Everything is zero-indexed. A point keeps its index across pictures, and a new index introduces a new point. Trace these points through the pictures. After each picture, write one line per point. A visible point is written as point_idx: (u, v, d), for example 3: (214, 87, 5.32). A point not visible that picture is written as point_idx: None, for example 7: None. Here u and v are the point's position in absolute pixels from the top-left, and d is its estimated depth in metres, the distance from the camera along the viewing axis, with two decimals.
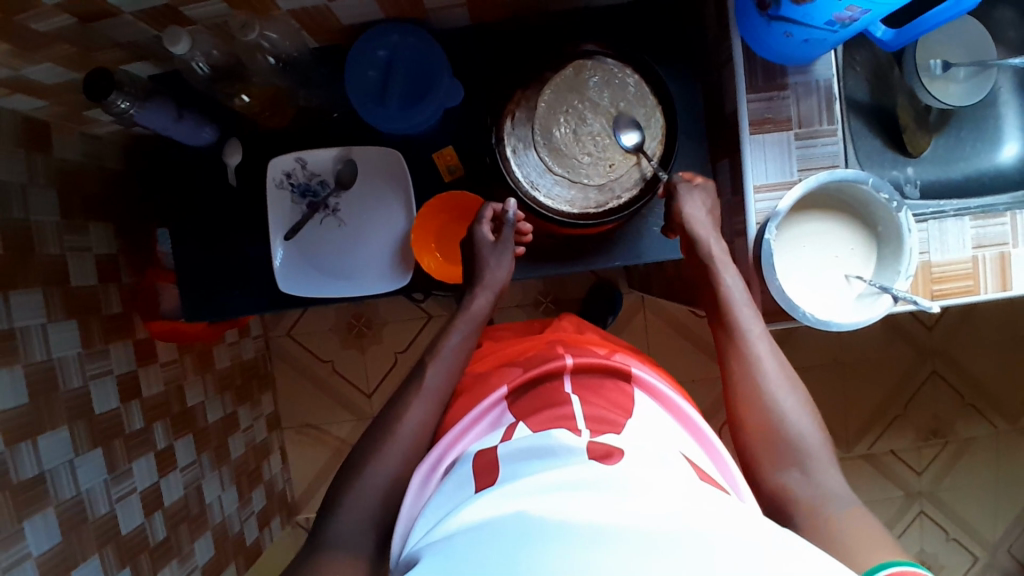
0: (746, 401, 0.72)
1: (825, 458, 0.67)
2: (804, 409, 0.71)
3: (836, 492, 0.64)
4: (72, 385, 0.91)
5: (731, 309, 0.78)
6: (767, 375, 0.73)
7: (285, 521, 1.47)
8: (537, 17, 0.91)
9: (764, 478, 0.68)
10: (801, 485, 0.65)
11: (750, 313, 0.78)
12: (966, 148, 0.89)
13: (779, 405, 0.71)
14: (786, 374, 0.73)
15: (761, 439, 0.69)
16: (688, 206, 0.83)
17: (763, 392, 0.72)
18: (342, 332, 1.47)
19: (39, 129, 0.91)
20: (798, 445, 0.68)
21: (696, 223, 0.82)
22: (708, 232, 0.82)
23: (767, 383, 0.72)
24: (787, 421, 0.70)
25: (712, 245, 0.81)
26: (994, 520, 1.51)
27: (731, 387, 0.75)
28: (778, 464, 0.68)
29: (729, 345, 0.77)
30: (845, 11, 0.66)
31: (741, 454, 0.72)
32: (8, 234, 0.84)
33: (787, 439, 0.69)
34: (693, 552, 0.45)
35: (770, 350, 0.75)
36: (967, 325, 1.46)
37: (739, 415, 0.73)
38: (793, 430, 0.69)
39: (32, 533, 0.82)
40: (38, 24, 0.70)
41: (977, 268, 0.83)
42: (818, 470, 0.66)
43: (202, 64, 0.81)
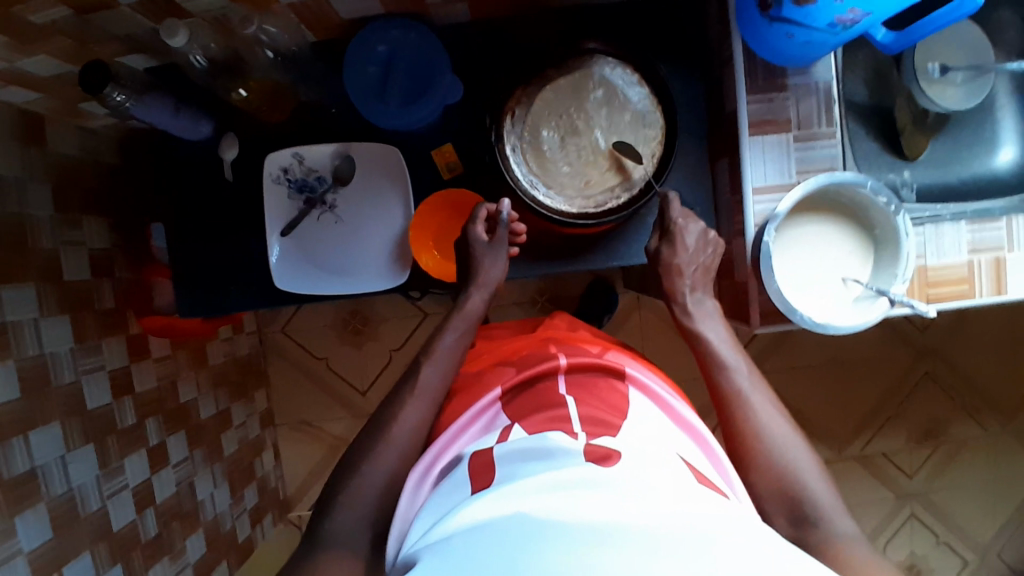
0: (748, 454, 0.72)
1: (835, 503, 0.67)
2: (805, 454, 0.71)
3: (850, 537, 0.64)
4: (65, 380, 0.90)
5: (722, 369, 0.79)
6: (765, 426, 0.73)
7: (278, 518, 1.46)
8: (539, 14, 0.91)
9: (780, 533, 0.67)
10: (814, 537, 0.65)
11: (741, 369, 0.79)
12: (964, 152, 0.89)
13: (782, 456, 0.70)
14: (784, 423, 0.74)
15: (771, 492, 0.69)
16: (680, 236, 0.85)
17: (761, 440, 0.72)
18: (338, 329, 1.47)
19: (32, 121, 0.90)
20: (806, 492, 0.68)
21: (683, 274, 0.85)
22: (693, 281, 0.86)
23: (766, 435, 0.72)
24: (792, 469, 0.69)
25: (692, 298, 0.85)
26: (983, 522, 1.52)
27: (731, 444, 0.74)
28: (791, 516, 0.67)
29: (723, 400, 0.77)
30: (847, 14, 0.66)
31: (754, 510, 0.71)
32: (1, 227, 0.83)
33: (793, 486, 0.68)
34: (692, 552, 0.45)
35: (765, 403, 0.75)
36: (961, 328, 1.47)
37: (741, 466, 0.72)
38: (798, 478, 0.69)
39: (22, 529, 0.81)
40: (33, 15, 0.69)
41: (973, 272, 0.83)
42: (829, 518, 0.66)
43: (200, 58, 0.80)
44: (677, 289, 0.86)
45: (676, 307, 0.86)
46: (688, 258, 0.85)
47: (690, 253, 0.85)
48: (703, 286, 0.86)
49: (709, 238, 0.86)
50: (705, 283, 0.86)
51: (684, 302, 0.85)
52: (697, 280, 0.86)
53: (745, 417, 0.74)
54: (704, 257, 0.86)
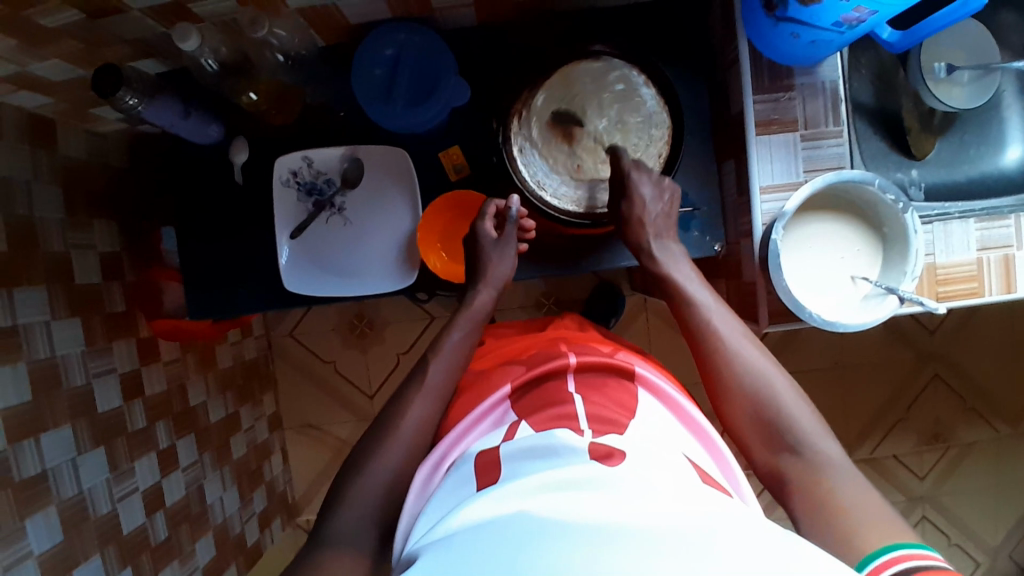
0: (724, 389, 0.72)
1: (814, 426, 0.68)
2: (783, 381, 0.71)
3: (832, 458, 0.65)
4: (74, 382, 0.91)
5: (692, 307, 0.78)
6: (739, 360, 0.73)
7: (285, 522, 1.46)
8: (544, 17, 0.92)
9: (761, 460, 0.69)
10: (795, 462, 0.66)
11: (710, 305, 0.78)
12: (970, 151, 0.89)
13: (758, 388, 0.70)
14: (759, 354, 0.73)
15: (750, 424, 0.70)
16: (636, 189, 0.81)
17: (736, 377, 0.72)
18: (344, 333, 1.47)
19: (43, 125, 0.90)
20: (784, 422, 0.68)
21: (646, 225, 0.82)
22: (657, 231, 0.83)
23: (741, 369, 0.72)
24: (769, 399, 0.70)
25: (657, 246, 0.83)
26: (995, 524, 1.51)
27: (707, 380, 0.74)
28: (773, 447, 0.68)
29: (696, 337, 0.76)
30: (852, 12, 0.67)
31: (738, 444, 0.72)
32: (12, 229, 0.84)
33: (772, 415, 0.69)
34: (698, 551, 0.45)
35: (737, 336, 0.75)
36: (968, 329, 1.47)
37: (722, 405, 0.73)
38: (775, 407, 0.69)
39: (33, 531, 0.81)
40: (46, 19, 0.70)
41: (982, 269, 0.83)
42: (809, 443, 0.66)
43: (212, 62, 0.82)
44: (641, 240, 0.83)
45: (643, 255, 0.84)
46: (649, 207, 0.82)
47: (650, 206, 0.82)
48: (667, 233, 0.84)
49: (663, 185, 0.83)
50: (668, 231, 0.84)
51: (650, 249, 0.83)
52: (660, 228, 0.84)
53: (719, 354, 0.74)
54: (663, 206, 0.83)
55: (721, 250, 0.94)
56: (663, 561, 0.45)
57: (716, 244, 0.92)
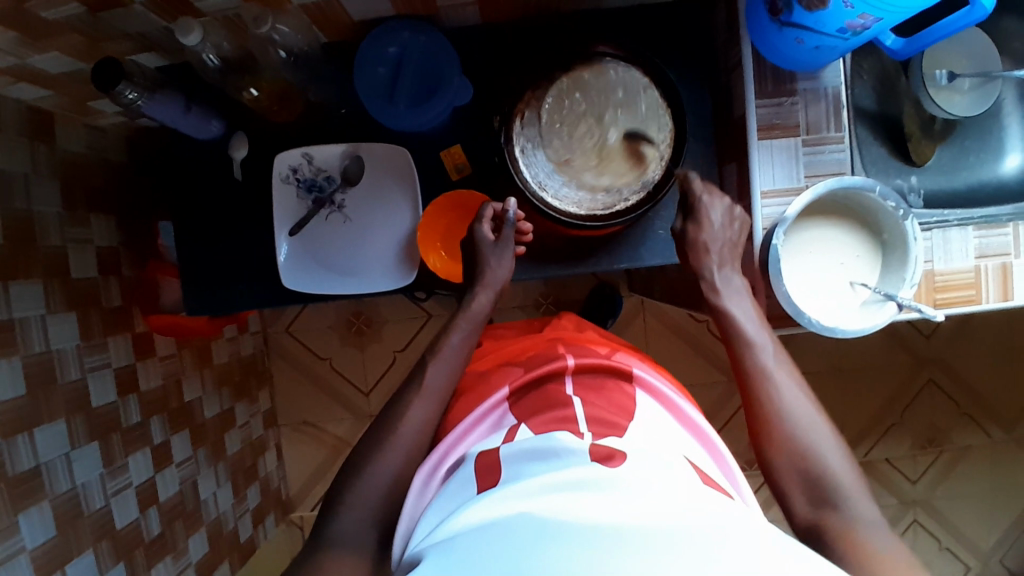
0: (768, 431, 0.72)
1: (857, 485, 0.66)
2: (829, 435, 0.70)
3: (872, 521, 0.63)
4: (69, 377, 0.90)
5: (748, 347, 0.78)
6: (789, 407, 0.72)
7: (280, 519, 1.46)
8: (548, 18, 0.92)
9: (799, 514, 0.67)
10: (833, 517, 0.64)
11: (766, 347, 0.77)
12: (970, 158, 0.89)
13: (803, 435, 0.70)
14: (809, 403, 0.73)
15: (791, 473, 0.69)
16: (705, 213, 0.83)
17: (783, 422, 0.71)
18: (341, 330, 1.47)
19: (41, 119, 0.90)
20: (826, 476, 0.67)
21: (709, 251, 0.82)
22: (720, 259, 0.82)
23: (789, 415, 0.72)
24: (811, 447, 0.69)
25: (719, 275, 0.82)
26: (985, 529, 1.52)
27: (752, 423, 0.74)
28: (811, 499, 0.67)
29: (747, 376, 0.76)
30: (857, 19, 0.67)
31: (773, 492, 0.70)
32: (9, 223, 0.83)
33: (814, 467, 0.68)
34: (698, 552, 0.45)
35: (789, 383, 0.74)
36: (963, 335, 1.47)
37: (764, 449, 0.72)
38: (819, 460, 0.68)
39: (26, 526, 0.80)
40: (47, 12, 0.69)
41: (980, 277, 0.83)
42: (850, 500, 0.65)
43: (213, 56, 0.81)
44: (703, 266, 0.82)
45: (702, 283, 0.82)
46: (714, 235, 0.82)
47: (715, 232, 0.83)
48: (730, 263, 0.83)
49: (735, 215, 0.83)
50: (732, 261, 0.83)
51: (711, 278, 0.82)
52: (724, 257, 0.83)
53: (769, 397, 0.73)
54: (729, 234, 0.83)
55: None
56: (665, 562, 0.44)
57: None
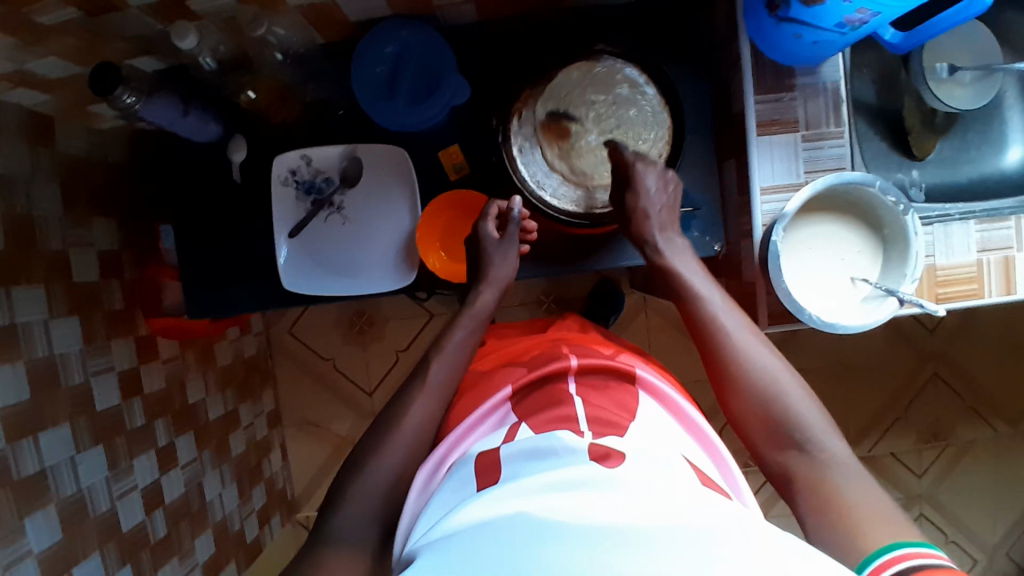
0: (728, 381, 0.72)
1: (822, 424, 0.67)
2: (789, 376, 0.71)
3: (837, 457, 0.65)
4: (73, 381, 0.90)
5: (697, 300, 0.76)
6: (745, 355, 0.72)
7: (285, 518, 1.46)
8: (545, 15, 0.91)
9: (767, 458, 0.68)
10: (801, 460, 0.66)
11: (716, 299, 0.76)
12: (972, 151, 0.88)
13: (762, 380, 0.70)
14: (764, 346, 0.73)
15: (756, 422, 0.69)
16: (641, 181, 0.81)
17: (740, 370, 0.71)
18: (344, 330, 1.47)
19: (40, 123, 0.90)
20: (790, 419, 0.68)
21: (649, 218, 0.81)
22: (660, 224, 0.82)
23: (746, 362, 0.71)
24: (772, 391, 0.69)
25: (662, 239, 0.82)
26: (992, 523, 1.51)
27: (714, 375, 0.74)
28: (779, 444, 0.68)
29: (699, 327, 0.75)
30: (855, 14, 0.67)
31: (743, 438, 0.72)
32: (9, 227, 0.84)
33: (778, 412, 0.69)
34: (697, 553, 0.45)
35: (741, 328, 0.74)
36: (968, 329, 1.47)
37: (728, 399, 0.72)
38: (781, 404, 0.69)
39: (33, 529, 0.81)
40: (43, 17, 0.69)
41: (982, 271, 0.83)
42: (815, 441, 0.66)
43: (210, 60, 0.82)
44: (645, 232, 0.82)
45: (646, 249, 0.82)
46: (650, 202, 0.81)
47: (653, 198, 0.81)
48: (671, 226, 0.83)
49: (668, 178, 0.82)
50: (672, 223, 0.83)
51: (654, 243, 0.81)
52: (662, 221, 0.83)
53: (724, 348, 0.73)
54: (665, 198, 0.82)
55: (722, 249, 0.94)
56: (662, 563, 0.44)
57: (716, 244, 0.92)
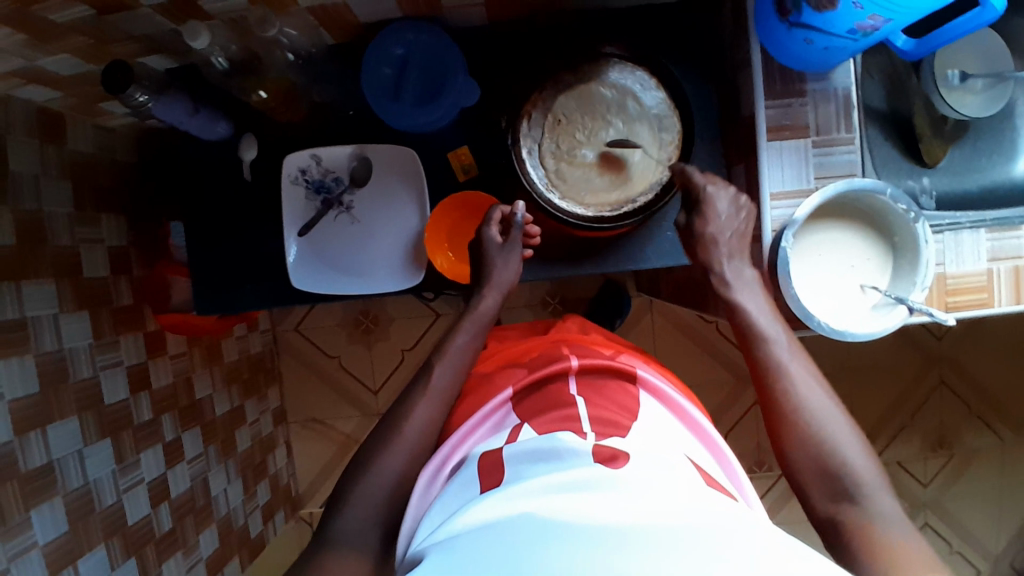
0: (784, 424, 0.71)
1: (876, 479, 0.66)
2: (846, 428, 0.70)
3: (890, 516, 0.64)
4: (81, 375, 0.91)
5: (762, 341, 0.76)
6: (803, 399, 0.72)
7: (289, 515, 1.47)
8: (555, 18, 0.91)
9: (816, 507, 0.67)
10: (851, 512, 0.65)
11: (781, 342, 0.76)
12: (982, 159, 0.88)
13: (820, 428, 0.70)
14: (825, 396, 0.72)
15: (810, 470, 0.68)
16: (711, 204, 0.81)
17: (798, 414, 0.71)
18: (350, 327, 1.47)
19: (52, 120, 0.91)
20: (846, 470, 0.67)
21: (717, 244, 0.81)
22: (729, 250, 0.81)
23: (805, 407, 0.71)
24: (828, 440, 0.69)
25: (728, 267, 0.80)
26: (996, 531, 1.51)
27: (771, 419, 0.73)
28: (830, 494, 0.67)
29: (760, 368, 0.75)
30: (867, 20, 0.66)
31: (790, 484, 0.71)
32: (20, 223, 0.84)
33: (833, 462, 0.68)
34: (702, 554, 0.45)
35: (804, 373, 0.74)
36: (976, 336, 1.46)
37: (780, 443, 0.72)
38: (838, 455, 0.68)
39: (38, 522, 0.82)
40: (56, 15, 0.70)
41: (991, 280, 0.83)
42: (869, 495, 0.65)
43: (221, 59, 0.83)
44: (711, 259, 0.81)
45: (712, 277, 0.81)
46: (720, 228, 0.81)
47: (722, 222, 0.81)
48: (740, 254, 0.81)
49: (742, 204, 0.82)
50: (742, 252, 0.81)
51: (721, 271, 0.80)
52: (733, 248, 0.81)
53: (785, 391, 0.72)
54: (737, 225, 0.82)
55: None
56: (662, 565, 0.44)
57: None
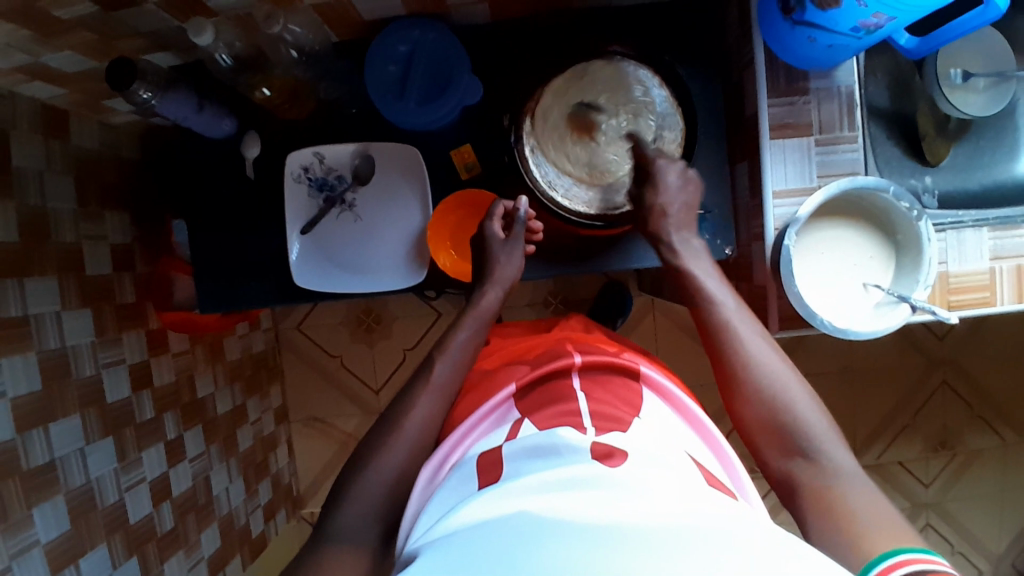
0: (737, 386, 0.71)
1: (829, 433, 0.66)
2: (798, 384, 0.70)
3: (843, 468, 0.64)
4: (84, 372, 0.91)
5: (710, 305, 0.77)
6: (753, 359, 0.71)
7: (290, 514, 1.47)
8: (559, 16, 0.91)
9: (773, 465, 0.68)
10: (806, 468, 0.65)
11: (730, 306, 0.76)
12: (985, 158, 0.88)
13: (772, 387, 0.69)
14: (774, 354, 0.72)
15: (762, 428, 0.69)
16: (661, 176, 0.83)
17: (749, 375, 0.71)
18: (352, 326, 1.48)
19: (56, 117, 0.91)
20: (798, 427, 0.67)
21: (667, 217, 0.83)
22: (678, 223, 0.83)
23: (755, 368, 0.71)
24: (780, 398, 0.69)
25: (678, 238, 0.83)
26: (998, 533, 1.51)
27: (722, 381, 0.73)
28: (785, 451, 0.67)
29: (710, 331, 0.75)
30: (871, 18, 0.66)
31: (748, 444, 0.71)
32: (23, 219, 0.84)
33: (786, 420, 0.68)
34: (703, 552, 0.45)
35: (754, 334, 0.73)
36: (978, 337, 1.46)
37: (735, 405, 0.72)
38: (789, 411, 0.68)
39: (40, 520, 0.82)
40: (61, 11, 0.70)
41: (994, 279, 0.83)
42: (821, 449, 0.65)
43: (226, 56, 0.82)
44: (661, 230, 0.83)
45: (662, 248, 0.83)
46: (672, 200, 0.83)
47: (673, 194, 0.83)
48: (687, 226, 0.84)
49: (689, 177, 0.84)
50: (689, 223, 0.84)
51: (670, 241, 0.82)
52: (682, 220, 0.84)
53: (733, 353, 0.72)
54: (686, 197, 0.84)
55: (732, 253, 0.93)
56: (659, 565, 0.44)
57: (727, 248, 0.92)
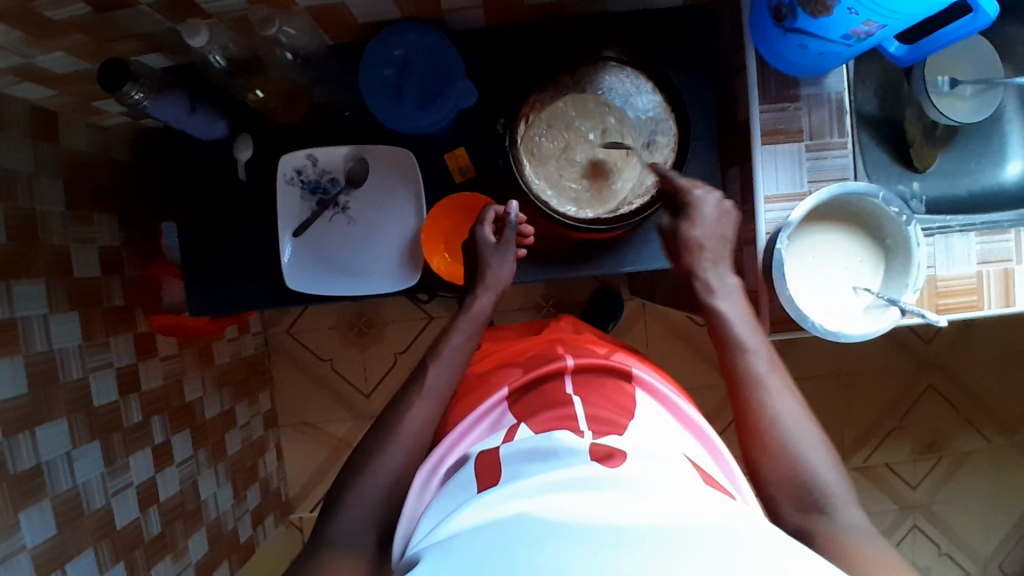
0: (758, 434, 0.70)
1: (846, 492, 0.65)
2: (818, 441, 0.69)
3: (857, 528, 0.63)
4: (72, 376, 0.90)
5: (740, 350, 0.76)
6: (777, 409, 0.71)
7: (280, 519, 1.46)
8: (552, 22, 0.92)
9: (786, 519, 0.66)
10: (820, 522, 0.64)
11: (758, 352, 0.75)
12: (972, 164, 0.89)
13: (793, 439, 0.69)
14: (798, 408, 0.72)
15: (780, 480, 0.67)
16: (698, 208, 0.81)
17: (772, 424, 0.70)
18: (343, 330, 1.47)
19: (45, 119, 0.90)
20: (817, 482, 0.66)
21: (702, 249, 0.81)
22: (713, 256, 0.81)
23: (779, 417, 0.70)
24: (800, 451, 0.68)
25: (713, 273, 0.81)
26: (985, 535, 1.52)
27: (743, 429, 0.72)
28: (800, 505, 0.66)
29: (737, 380, 0.74)
30: (861, 26, 0.67)
31: (760, 498, 0.69)
32: (11, 222, 0.83)
33: (804, 474, 0.66)
34: (695, 546, 0.46)
35: (779, 384, 0.73)
36: (964, 340, 1.48)
37: (753, 455, 0.70)
38: (809, 467, 0.67)
39: (27, 525, 0.80)
40: (52, 12, 0.69)
41: (982, 283, 0.84)
42: (838, 506, 0.64)
43: (220, 58, 0.83)
44: (695, 264, 0.81)
45: (696, 284, 0.81)
46: (706, 232, 0.81)
47: (710, 226, 0.81)
48: (723, 260, 0.81)
49: (726, 208, 0.82)
50: (726, 258, 0.82)
51: (705, 277, 0.80)
52: (717, 253, 0.82)
53: (757, 400, 0.72)
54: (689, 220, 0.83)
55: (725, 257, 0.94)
56: (659, 561, 0.44)
57: None
